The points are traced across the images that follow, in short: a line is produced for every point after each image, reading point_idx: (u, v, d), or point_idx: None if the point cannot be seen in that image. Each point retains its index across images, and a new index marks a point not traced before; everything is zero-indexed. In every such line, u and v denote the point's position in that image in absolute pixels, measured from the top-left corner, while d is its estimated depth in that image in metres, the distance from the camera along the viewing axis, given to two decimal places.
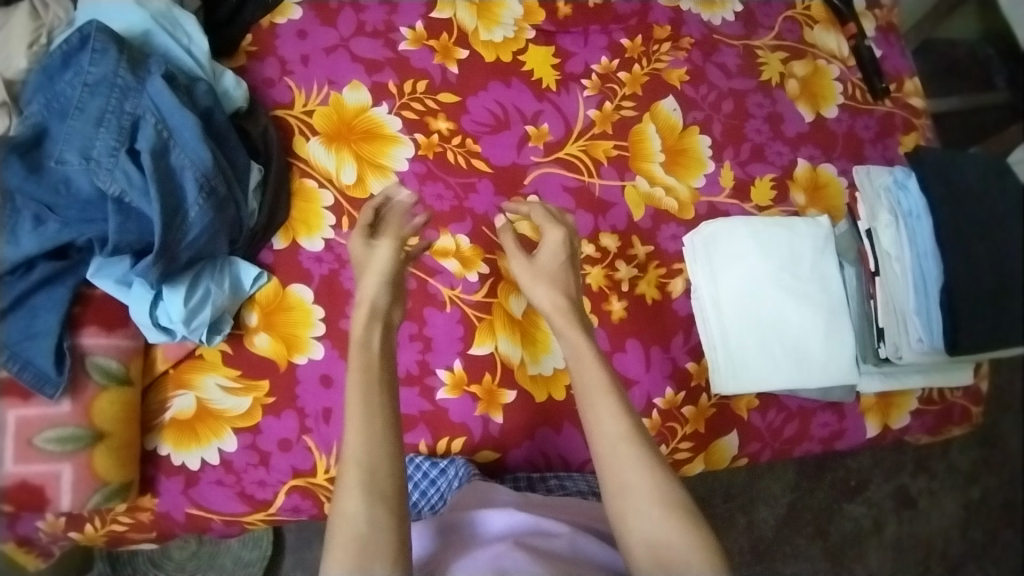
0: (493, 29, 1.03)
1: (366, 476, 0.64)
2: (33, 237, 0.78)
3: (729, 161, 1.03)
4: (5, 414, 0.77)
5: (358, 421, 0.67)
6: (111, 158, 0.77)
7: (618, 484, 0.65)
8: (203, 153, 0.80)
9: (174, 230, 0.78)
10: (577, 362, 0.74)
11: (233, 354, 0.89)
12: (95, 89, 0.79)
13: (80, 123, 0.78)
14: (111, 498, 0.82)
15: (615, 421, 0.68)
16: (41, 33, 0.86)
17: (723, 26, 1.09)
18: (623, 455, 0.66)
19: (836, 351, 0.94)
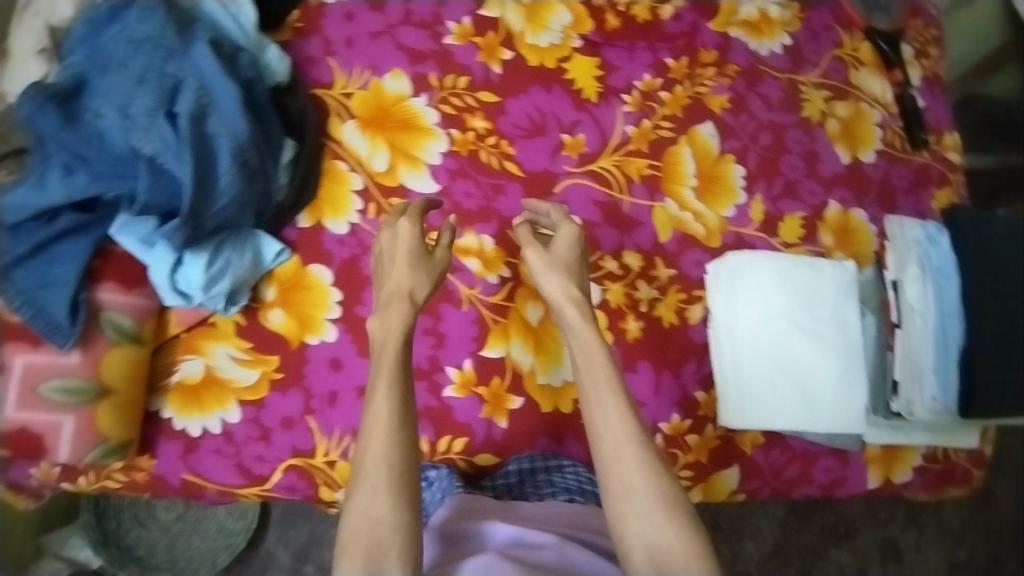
0: (540, 34, 1.02)
1: (390, 477, 0.64)
2: (62, 185, 0.78)
3: (761, 194, 1.02)
4: (15, 357, 0.80)
5: (376, 412, 0.67)
6: (148, 118, 0.76)
7: (623, 487, 0.65)
8: (240, 124, 0.80)
9: (205, 196, 0.78)
10: (586, 357, 0.72)
11: (247, 326, 0.90)
12: (140, 47, 0.78)
13: (121, 78, 0.77)
14: (109, 456, 0.81)
15: (621, 424, 0.67)
16: None
17: (770, 58, 1.09)
18: (626, 458, 0.66)
19: (852, 400, 0.94)
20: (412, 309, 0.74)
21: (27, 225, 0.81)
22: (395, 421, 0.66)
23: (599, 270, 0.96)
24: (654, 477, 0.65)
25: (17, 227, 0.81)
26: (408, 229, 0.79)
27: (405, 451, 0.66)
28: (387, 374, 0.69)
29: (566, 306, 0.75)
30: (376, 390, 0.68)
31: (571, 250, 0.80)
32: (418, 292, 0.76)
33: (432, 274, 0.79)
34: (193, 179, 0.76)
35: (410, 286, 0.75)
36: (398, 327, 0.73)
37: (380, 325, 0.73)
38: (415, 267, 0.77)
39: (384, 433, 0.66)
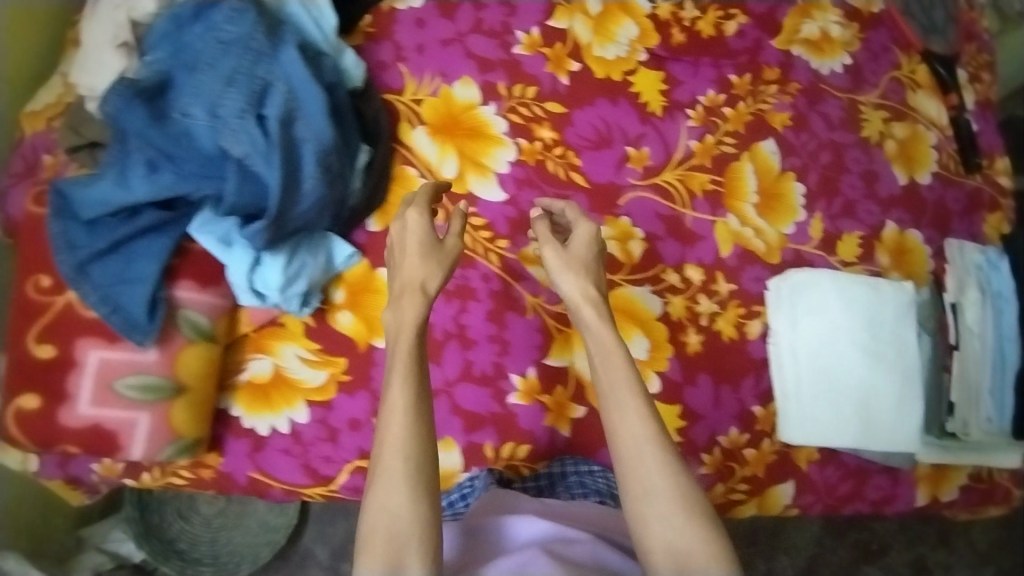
0: (607, 46, 1.03)
1: (409, 468, 0.66)
2: (147, 184, 0.78)
3: (820, 213, 1.03)
4: (91, 353, 0.80)
5: (393, 405, 0.68)
6: (237, 120, 0.77)
7: (642, 487, 0.66)
8: (326, 130, 0.81)
9: (290, 200, 0.79)
10: (602, 357, 0.73)
11: (316, 327, 0.92)
12: (228, 48, 0.78)
13: (209, 79, 0.77)
14: (182, 453, 0.82)
15: (642, 424, 0.69)
16: None
17: (831, 77, 1.10)
18: (644, 457, 0.67)
19: (910, 422, 0.96)
20: (425, 301, 0.75)
21: (106, 221, 0.80)
22: (415, 415, 0.68)
23: (661, 283, 0.97)
24: (676, 480, 0.66)
25: (96, 223, 0.81)
26: (417, 221, 0.80)
27: (424, 444, 0.68)
28: (402, 367, 0.70)
29: (582, 304, 0.77)
30: (392, 382, 0.70)
31: (587, 250, 0.82)
32: (429, 283, 0.77)
33: (443, 266, 0.79)
34: (279, 182, 0.77)
35: (422, 278, 0.76)
36: (410, 319, 0.73)
37: (393, 317, 0.74)
38: (425, 258, 0.78)
39: (405, 427, 0.67)
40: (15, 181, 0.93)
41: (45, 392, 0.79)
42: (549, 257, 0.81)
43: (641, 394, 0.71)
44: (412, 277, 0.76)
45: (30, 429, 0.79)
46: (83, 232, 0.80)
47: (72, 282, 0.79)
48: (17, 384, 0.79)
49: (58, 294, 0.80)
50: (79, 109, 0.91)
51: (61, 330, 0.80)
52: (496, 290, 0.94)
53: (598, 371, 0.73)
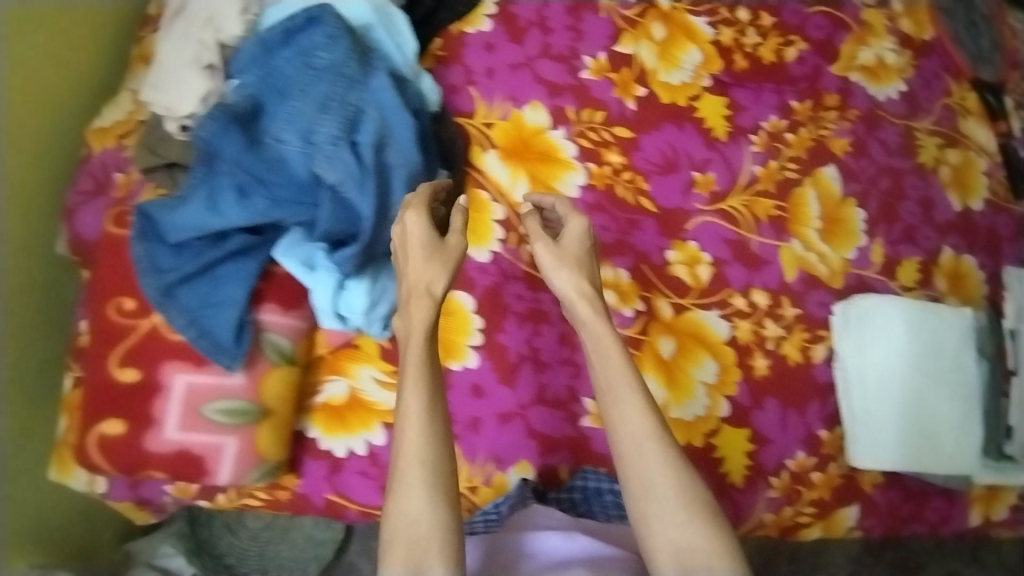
0: (673, 72, 1.04)
1: (427, 473, 0.68)
2: (239, 209, 0.78)
3: (881, 238, 1.06)
4: (177, 377, 0.79)
5: (408, 412, 0.69)
6: (332, 147, 0.77)
7: (643, 486, 0.70)
8: (416, 157, 0.81)
9: (380, 228, 0.80)
10: (601, 357, 0.74)
11: (391, 350, 0.92)
12: (321, 74, 0.79)
13: (304, 105, 0.78)
14: (265, 476, 0.83)
15: (642, 423, 0.71)
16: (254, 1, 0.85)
17: (888, 103, 1.12)
18: (645, 457, 0.70)
19: (968, 445, 1.00)
20: (432, 305, 0.71)
21: (192, 245, 0.80)
22: (428, 421, 0.69)
23: (728, 306, 0.99)
24: (678, 477, 0.70)
25: (181, 246, 0.80)
26: (416, 221, 0.74)
27: (441, 448, 0.69)
28: (414, 373, 0.70)
29: (578, 302, 0.75)
30: (407, 389, 0.70)
31: (580, 245, 0.78)
32: (435, 285, 0.72)
33: (448, 265, 0.74)
34: (372, 210, 0.79)
35: (427, 281, 0.71)
36: (420, 325, 0.71)
37: (403, 323, 0.72)
38: (429, 259, 0.73)
39: (421, 431, 0.69)
40: (85, 200, 0.92)
41: (130, 418, 0.78)
42: (540, 255, 0.78)
43: (642, 393, 0.73)
44: (416, 281, 0.72)
45: (114, 455, 0.77)
46: (167, 255, 0.80)
47: (159, 305, 0.79)
48: (101, 408, 0.78)
49: (142, 317, 0.79)
50: (152, 127, 0.88)
51: (145, 354, 0.79)
52: None
53: (597, 371, 0.74)
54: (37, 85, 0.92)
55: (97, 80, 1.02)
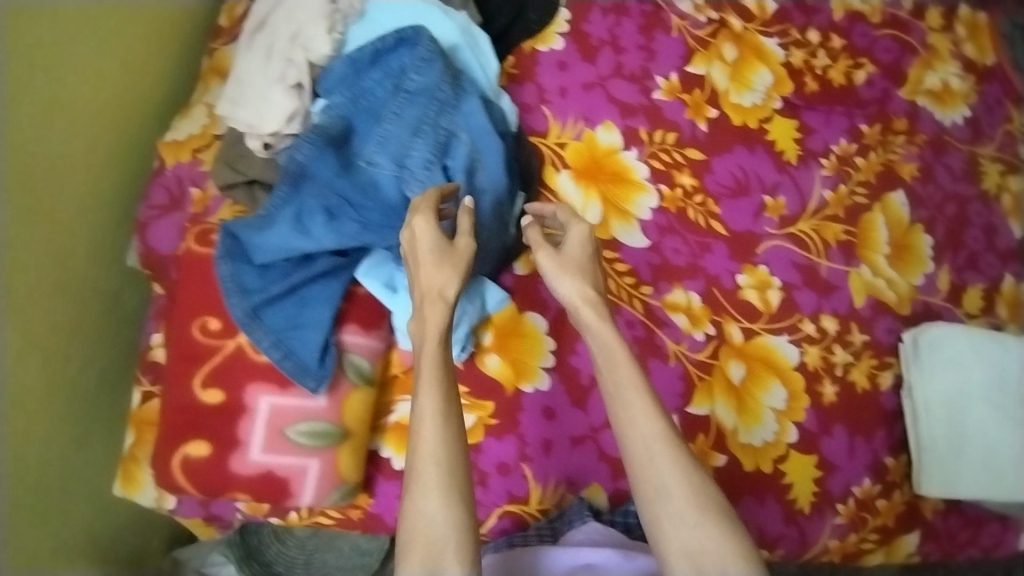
0: (744, 93, 1.04)
1: (445, 477, 0.67)
2: (329, 232, 0.78)
3: (947, 265, 1.06)
4: (261, 400, 0.78)
5: (423, 415, 0.68)
6: (425, 171, 0.79)
7: (654, 488, 0.70)
8: (504, 181, 0.82)
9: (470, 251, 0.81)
10: (607, 359, 0.75)
11: (464, 370, 0.92)
12: (414, 98, 0.81)
13: (397, 128, 0.80)
14: (345, 497, 0.82)
15: (652, 426, 0.72)
16: (337, 19, 0.84)
17: (954, 128, 1.12)
18: (655, 459, 0.70)
19: None
20: (446, 309, 0.72)
21: (279, 266, 0.80)
22: (444, 422, 0.68)
23: (798, 331, 0.99)
24: (688, 479, 0.70)
25: (267, 266, 0.80)
26: (425, 226, 0.74)
27: (457, 451, 0.68)
28: (428, 376, 0.69)
29: (582, 308, 0.77)
30: (419, 394, 0.69)
31: (583, 251, 0.80)
32: (448, 288, 0.72)
33: (460, 268, 0.73)
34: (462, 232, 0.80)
35: (440, 285, 0.71)
36: (433, 330, 0.71)
37: (417, 328, 0.72)
38: (440, 262, 0.72)
39: (437, 433, 0.68)
40: (158, 214, 0.90)
41: (215, 439, 0.77)
42: (543, 262, 0.80)
43: (650, 395, 0.73)
44: (430, 286, 0.72)
45: (198, 477, 0.77)
46: (252, 275, 0.79)
47: (245, 326, 0.78)
48: (184, 429, 0.77)
49: (228, 336, 0.79)
50: (231, 143, 0.87)
51: (229, 374, 0.78)
52: (640, 336, 0.95)
53: (604, 375, 0.75)
54: (119, 96, 0.92)
55: (170, 91, 1.02)
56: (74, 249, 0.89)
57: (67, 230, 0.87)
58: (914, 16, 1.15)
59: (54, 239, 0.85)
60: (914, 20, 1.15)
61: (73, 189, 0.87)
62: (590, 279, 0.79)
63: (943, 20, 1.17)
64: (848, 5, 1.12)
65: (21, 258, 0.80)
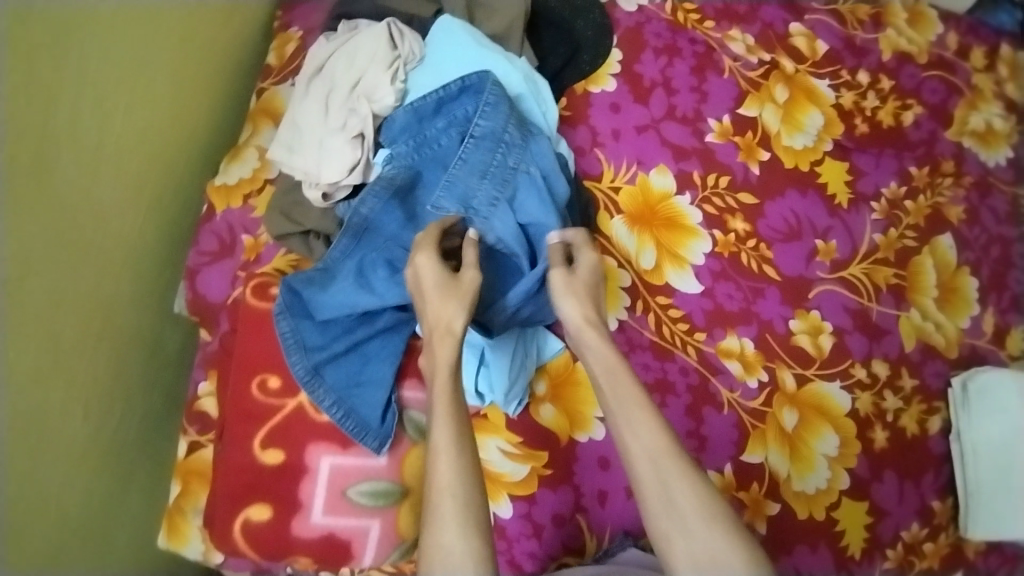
0: (796, 135, 1.04)
1: (460, 506, 0.62)
2: (389, 284, 0.77)
3: (993, 306, 1.06)
4: (321, 459, 0.77)
5: (438, 445, 0.65)
6: (490, 208, 0.80)
7: (663, 503, 0.66)
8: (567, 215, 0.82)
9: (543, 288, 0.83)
10: (607, 373, 0.72)
11: (518, 420, 0.91)
12: (480, 142, 0.81)
13: (464, 172, 0.80)
14: (405, 557, 0.79)
15: (652, 436, 0.68)
16: (398, 67, 0.84)
17: (997, 169, 1.12)
18: (660, 471, 0.66)
19: None
20: (455, 342, 0.70)
21: (343, 323, 0.79)
22: (459, 452, 0.65)
23: (850, 377, 0.98)
24: (695, 490, 0.66)
25: (328, 322, 0.78)
26: (429, 263, 0.73)
27: (471, 479, 0.64)
28: (442, 406, 0.67)
29: (585, 329, 0.75)
30: (435, 423, 0.66)
31: (592, 276, 0.78)
32: (456, 321, 0.71)
33: (466, 297, 0.72)
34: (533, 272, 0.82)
35: (447, 318, 0.70)
36: (444, 363, 0.69)
37: (428, 362, 0.71)
38: (446, 297, 0.71)
39: (453, 462, 0.64)
40: (209, 261, 0.87)
41: (276, 502, 0.75)
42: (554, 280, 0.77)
43: (649, 406, 0.70)
44: (436, 319, 0.71)
45: (259, 541, 0.75)
46: (313, 331, 0.78)
47: (307, 384, 0.77)
48: (244, 492, 0.75)
49: (288, 396, 0.77)
50: (285, 189, 0.86)
51: (290, 434, 0.76)
52: (694, 383, 0.94)
53: (605, 391, 0.72)
54: (176, 135, 0.89)
55: (220, 128, 0.99)
56: (119, 293, 0.84)
57: (120, 275, 0.84)
58: (958, 56, 1.16)
59: (104, 285, 0.81)
60: (958, 61, 1.16)
61: (127, 231, 0.84)
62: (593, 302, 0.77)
63: (986, 60, 1.18)
64: (896, 45, 1.13)
65: (70, 308, 0.75)
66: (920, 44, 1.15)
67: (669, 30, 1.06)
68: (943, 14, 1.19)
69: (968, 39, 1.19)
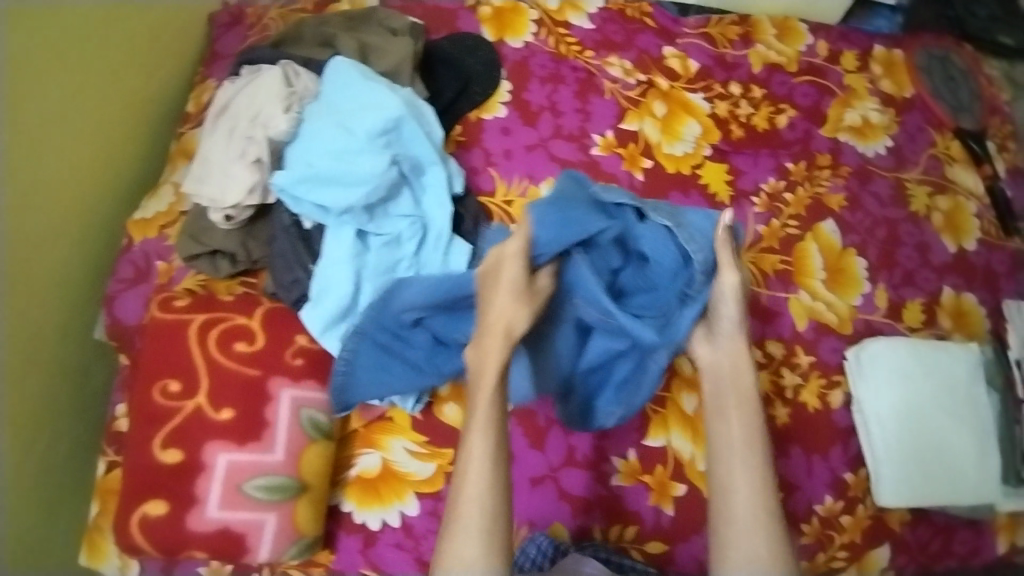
0: (676, 144, 1.13)
1: (486, 523, 0.76)
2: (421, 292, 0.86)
3: (884, 283, 1.10)
4: (218, 457, 0.81)
5: (471, 455, 0.78)
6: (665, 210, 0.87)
7: (742, 543, 0.79)
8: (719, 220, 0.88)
9: (681, 281, 0.86)
10: (737, 417, 0.85)
11: (423, 420, 0.94)
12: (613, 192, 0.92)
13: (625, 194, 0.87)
14: (303, 553, 0.83)
15: (754, 489, 0.81)
16: (293, 101, 0.93)
17: (877, 159, 1.19)
18: (751, 520, 0.79)
19: (984, 470, 1.03)
20: (507, 343, 0.81)
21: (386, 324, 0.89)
22: (492, 470, 0.78)
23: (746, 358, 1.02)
24: (769, 544, 0.78)
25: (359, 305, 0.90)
26: (516, 265, 0.82)
27: (500, 496, 0.77)
28: (483, 419, 0.79)
29: (739, 353, 0.87)
30: (472, 433, 0.79)
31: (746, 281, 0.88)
32: (515, 327, 0.81)
33: (532, 311, 0.83)
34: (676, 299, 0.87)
35: (508, 321, 0.81)
36: (494, 359, 0.80)
37: (476, 356, 0.82)
38: (518, 300, 0.82)
39: (484, 475, 0.77)
40: (125, 287, 0.96)
41: (172, 498, 0.80)
42: (727, 278, 0.85)
43: (762, 460, 0.83)
44: (501, 318, 0.81)
45: (156, 537, 0.80)
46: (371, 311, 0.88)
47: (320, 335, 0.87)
48: (145, 490, 0.80)
49: (188, 398, 0.82)
50: (195, 217, 0.94)
51: (189, 435, 0.81)
52: None
53: (734, 436, 0.84)
54: (98, 179, 1.00)
55: (138, 174, 1.09)
56: (43, 325, 0.92)
57: (44, 309, 0.92)
58: (830, 62, 1.26)
59: (28, 316, 0.89)
60: (830, 66, 1.25)
61: (52, 263, 0.93)
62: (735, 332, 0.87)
63: (858, 62, 1.28)
64: (766, 58, 1.23)
65: None
66: (790, 54, 1.24)
67: (553, 61, 1.16)
68: (813, 26, 1.29)
69: (839, 44, 1.28)
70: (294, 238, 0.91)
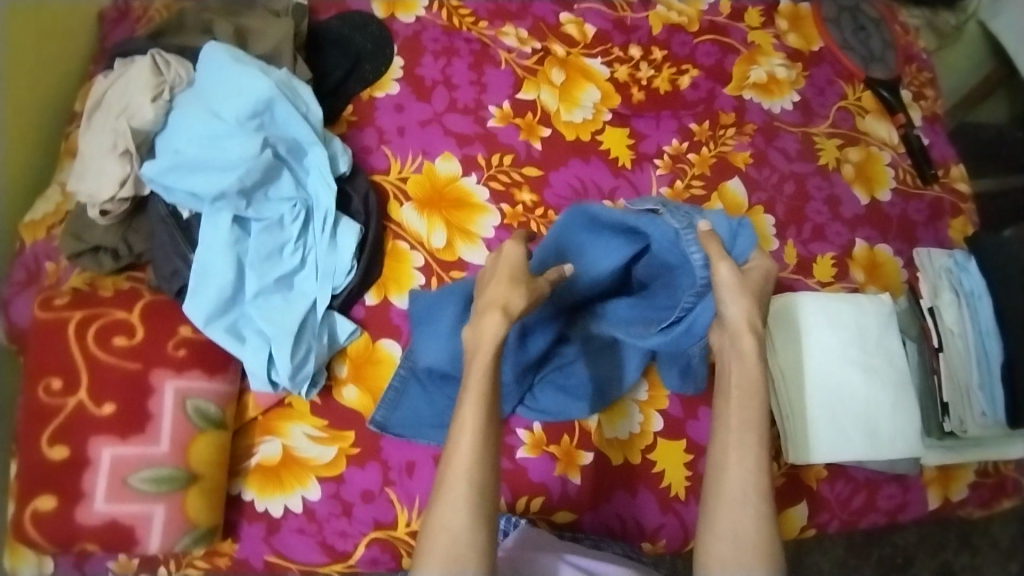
0: (574, 111, 1.11)
1: (473, 500, 0.66)
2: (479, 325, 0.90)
3: (792, 239, 1.10)
4: (101, 451, 0.80)
5: (461, 427, 0.68)
6: (681, 212, 0.89)
7: (734, 528, 0.71)
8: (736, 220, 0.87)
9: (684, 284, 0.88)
10: (742, 399, 0.76)
11: (322, 405, 0.93)
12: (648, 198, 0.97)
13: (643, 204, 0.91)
14: (199, 541, 0.83)
15: (751, 474, 0.73)
16: (163, 89, 0.92)
17: (783, 114, 1.18)
18: (749, 507, 0.71)
19: (901, 423, 1.01)
20: (503, 320, 0.72)
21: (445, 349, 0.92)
22: (482, 443, 0.68)
23: None
24: (759, 529, 0.71)
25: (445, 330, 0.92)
26: (517, 249, 0.79)
27: (489, 473, 0.68)
28: (474, 386, 0.70)
29: (747, 333, 0.78)
30: (464, 404, 0.69)
31: (759, 280, 0.82)
32: (513, 304, 0.74)
33: (531, 293, 0.76)
34: (692, 294, 0.86)
35: (506, 299, 0.73)
36: (490, 335, 0.71)
37: (472, 334, 0.73)
38: (514, 282, 0.76)
39: (471, 451, 0.68)
40: (17, 290, 0.95)
41: (60, 492, 0.79)
42: (724, 274, 0.79)
43: (763, 445, 0.75)
44: (500, 294, 0.74)
45: (47, 531, 0.78)
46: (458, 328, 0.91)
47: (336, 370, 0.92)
48: (31, 488, 0.79)
49: (69, 395, 0.81)
50: (77, 215, 0.93)
51: (73, 430, 0.80)
52: None
53: (734, 415, 0.76)
54: None
55: (30, 175, 1.07)
56: None
57: None
58: (733, 20, 1.24)
59: None
60: (733, 23, 1.24)
61: None
62: (740, 323, 0.78)
63: (762, 18, 1.26)
64: (666, 19, 1.22)
65: None
66: (692, 14, 1.23)
67: (445, 34, 1.14)
68: None
69: (742, 2, 1.27)
70: (171, 229, 0.90)
